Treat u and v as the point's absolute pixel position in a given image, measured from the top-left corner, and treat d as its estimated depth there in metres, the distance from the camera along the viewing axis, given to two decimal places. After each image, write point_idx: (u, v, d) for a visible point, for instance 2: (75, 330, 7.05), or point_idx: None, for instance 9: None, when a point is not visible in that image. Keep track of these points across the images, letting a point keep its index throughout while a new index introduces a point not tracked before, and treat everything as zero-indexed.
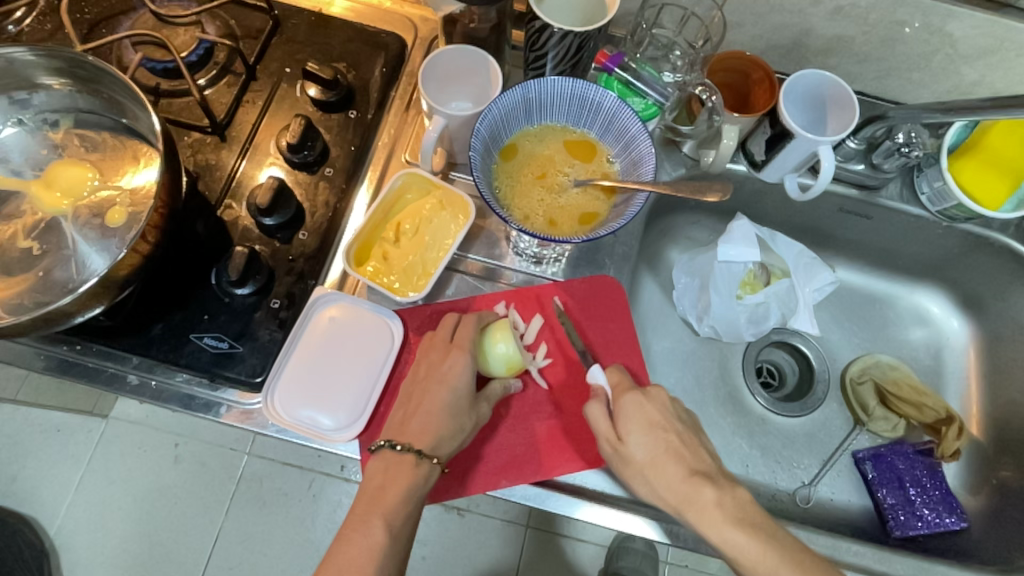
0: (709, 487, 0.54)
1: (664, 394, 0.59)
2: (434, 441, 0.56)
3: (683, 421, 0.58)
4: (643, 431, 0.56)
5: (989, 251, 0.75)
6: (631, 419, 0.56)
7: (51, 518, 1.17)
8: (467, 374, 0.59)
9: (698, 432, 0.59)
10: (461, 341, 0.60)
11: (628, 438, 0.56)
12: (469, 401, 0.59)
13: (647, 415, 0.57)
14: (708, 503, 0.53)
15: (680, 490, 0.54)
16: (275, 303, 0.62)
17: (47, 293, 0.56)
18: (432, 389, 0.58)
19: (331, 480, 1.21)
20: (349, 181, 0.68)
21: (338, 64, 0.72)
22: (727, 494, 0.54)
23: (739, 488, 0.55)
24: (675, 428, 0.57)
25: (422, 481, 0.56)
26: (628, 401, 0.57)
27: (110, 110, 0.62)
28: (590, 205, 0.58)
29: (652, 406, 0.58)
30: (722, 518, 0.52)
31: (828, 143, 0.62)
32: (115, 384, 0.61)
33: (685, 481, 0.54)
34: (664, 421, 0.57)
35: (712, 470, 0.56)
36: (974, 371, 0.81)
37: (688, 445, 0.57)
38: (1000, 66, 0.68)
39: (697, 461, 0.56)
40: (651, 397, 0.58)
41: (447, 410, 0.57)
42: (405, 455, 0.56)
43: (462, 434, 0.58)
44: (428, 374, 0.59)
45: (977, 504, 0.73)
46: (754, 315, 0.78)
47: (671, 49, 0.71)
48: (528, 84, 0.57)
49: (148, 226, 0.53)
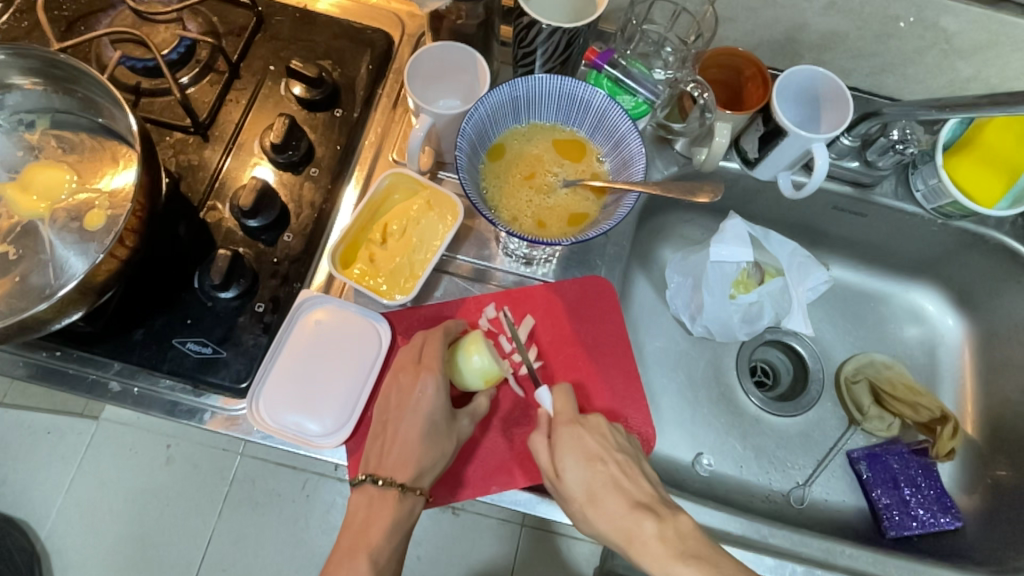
0: (649, 520, 0.54)
1: (603, 421, 0.59)
2: (414, 472, 0.56)
3: (624, 450, 0.58)
4: (580, 466, 0.55)
5: (984, 248, 0.74)
6: (568, 454, 0.56)
7: (41, 521, 1.16)
8: (440, 400, 0.58)
9: (640, 458, 0.59)
10: (434, 363, 0.58)
11: (565, 472, 0.55)
12: (447, 422, 0.58)
13: (585, 447, 0.56)
14: (649, 537, 0.54)
15: (621, 523, 0.55)
16: (260, 307, 0.61)
17: (24, 298, 0.55)
18: (404, 419, 0.57)
19: (324, 481, 1.20)
20: (334, 181, 0.66)
21: (323, 62, 0.70)
22: (670, 527, 0.54)
23: (682, 518, 0.55)
24: (614, 458, 0.56)
25: (405, 511, 0.57)
26: (566, 434, 0.56)
27: (88, 111, 0.60)
28: (578, 205, 0.57)
29: (590, 437, 0.57)
30: (664, 555, 0.52)
31: (821, 141, 0.61)
32: (97, 391, 0.60)
33: (627, 514, 0.55)
34: (604, 451, 0.57)
35: (652, 500, 0.56)
36: (969, 369, 0.80)
37: (627, 476, 0.57)
38: (996, 61, 0.67)
39: (637, 492, 0.56)
40: (589, 425, 0.58)
41: (424, 440, 0.56)
42: (388, 489, 0.56)
43: (443, 461, 0.57)
44: (400, 401, 0.58)
45: (972, 503, 0.73)
46: (747, 315, 0.77)
47: (662, 44, 0.69)
48: (515, 82, 0.56)
49: (125, 230, 0.51)
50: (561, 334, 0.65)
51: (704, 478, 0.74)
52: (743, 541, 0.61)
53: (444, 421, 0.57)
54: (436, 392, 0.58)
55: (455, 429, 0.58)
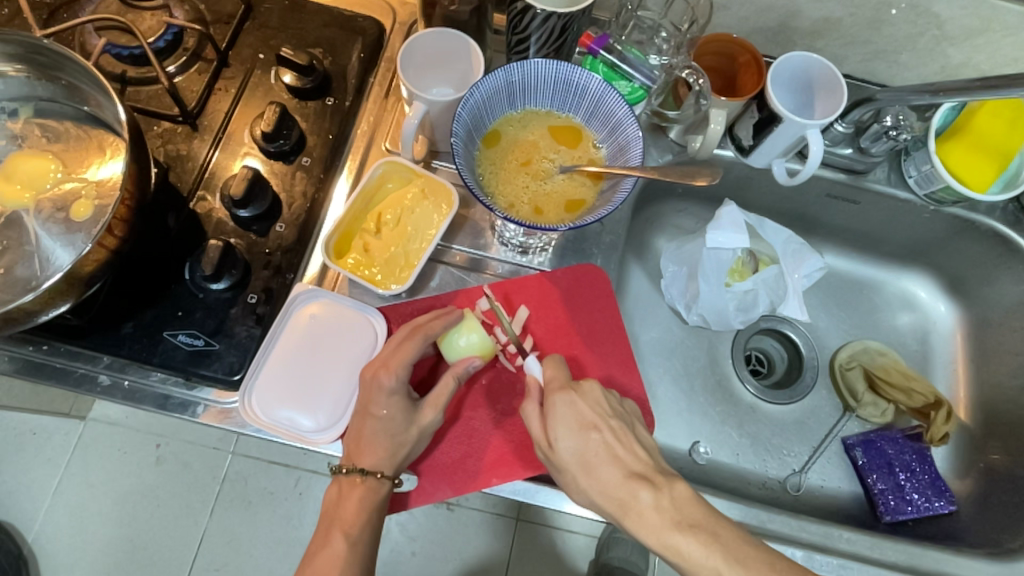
0: (645, 491, 0.53)
1: (598, 389, 0.58)
2: (374, 463, 0.55)
3: (617, 416, 0.57)
4: (574, 433, 0.55)
5: (975, 235, 0.74)
6: (562, 420, 0.55)
7: (28, 523, 1.13)
8: (395, 397, 0.55)
9: (633, 425, 0.58)
10: (394, 361, 0.56)
11: (559, 439, 0.55)
12: (405, 417, 0.56)
13: (580, 414, 0.55)
14: (644, 508, 0.52)
15: (616, 494, 0.54)
16: (252, 298, 0.60)
17: (8, 291, 0.53)
18: (367, 418, 0.55)
19: (317, 478, 1.18)
20: (327, 170, 0.65)
21: (313, 50, 0.69)
22: (665, 496, 0.53)
23: (678, 486, 0.54)
24: (608, 425, 0.56)
25: (375, 495, 0.56)
26: (560, 401, 0.56)
27: (73, 99, 0.59)
28: (575, 191, 0.57)
29: (584, 404, 0.56)
30: (661, 525, 0.51)
31: (816, 127, 0.61)
32: (86, 386, 0.59)
33: (622, 484, 0.54)
34: (598, 419, 0.56)
35: (647, 469, 0.55)
36: (962, 354, 0.81)
37: (623, 444, 0.55)
38: (986, 48, 0.67)
39: (633, 461, 0.55)
40: (583, 394, 0.57)
41: (381, 436, 0.55)
42: (352, 476, 0.56)
43: (402, 453, 0.56)
44: (363, 399, 0.56)
45: (965, 487, 0.73)
46: (743, 303, 0.77)
47: (656, 30, 0.68)
48: (510, 67, 0.55)
49: (114, 218, 0.50)
50: (557, 322, 0.65)
51: (701, 466, 0.74)
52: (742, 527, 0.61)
53: (402, 420, 0.56)
54: (391, 391, 0.55)
55: (416, 422, 0.56)
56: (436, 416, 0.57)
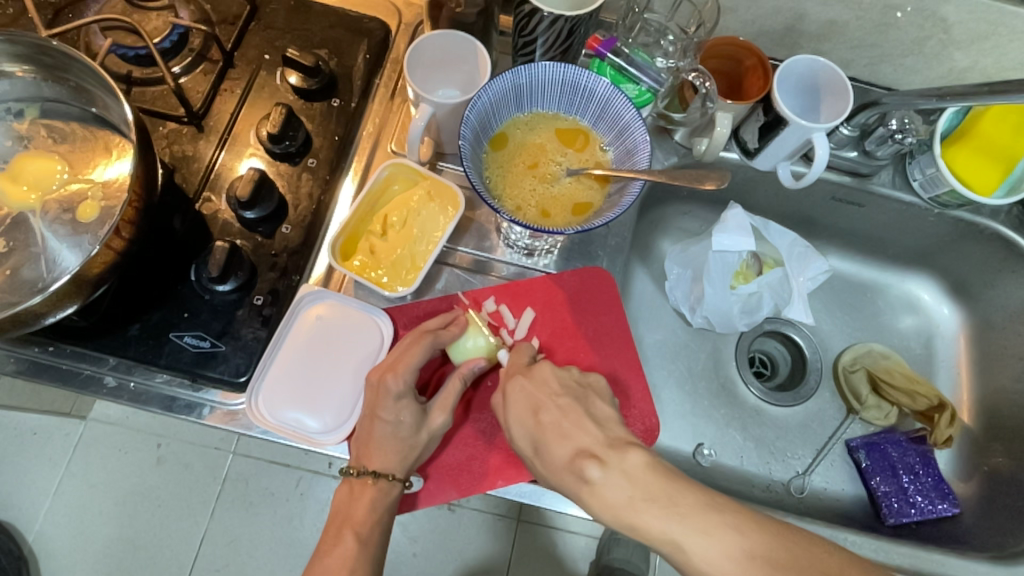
0: (592, 467, 0.52)
1: (551, 369, 0.59)
2: (385, 465, 0.55)
3: (568, 394, 0.57)
4: (525, 417, 0.56)
5: (979, 238, 0.74)
6: (514, 405, 0.56)
7: (29, 523, 1.13)
8: (404, 401, 0.55)
9: (587, 400, 0.57)
10: (401, 364, 0.56)
11: (511, 425, 0.56)
12: (415, 422, 0.56)
13: (530, 398, 0.57)
14: (597, 485, 0.51)
15: (567, 473, 0.53)
16: (259, 300, 0.60)
17: (15, 293, 0.53)
18: (375, 421, 0.55)
19: (318, 479, 1.18)
20: (332, 172, 0.65)
21: (319, 51, 0.69)
22: (615, 471, 0.51)
23: (629, 457, 0.52)
24: (556, 404, 0.56)
25: (386, 497, 0.56)
26: (511, 387, 0.57)
27: (80, 100, 0.59)
28: (582, 194, 0.57)
29: (534, 387, 0.57)
30: (617, 501, 0.50)
31: (822, 130, 0.61)
32: (91, 387, 0.59)
33: (570, 462, 0.53)
34: (547, 400, 0.56)
35: (597, 443, 0.54)
36: (964, 358, 0.81)
37: (570, 421, 0.55)
38: (993, 51, 0.67)
39: (583, 437, 0.54)
40: (535, 377, 0.58)
41: (390, 440, 0.55)
42: (363, 478, 0.56)
43: (413, 456, 0.56)
44: (370, 403, 0.56)
45: (969, 490, 0.73)
46: (747, 305, 0.77)
47: (663, 33, 0.68)
48: (518, 69, 0.55)
49: (121, 220, 0.50)
50: (562, 325, 0.65)
51: (705, 468, 0.74)
52: None
53: (411, 423, 0.55)
54: (399, 395, 0.55)
55: (425, 425, 0.56)
56: (445, 419, 0.57)
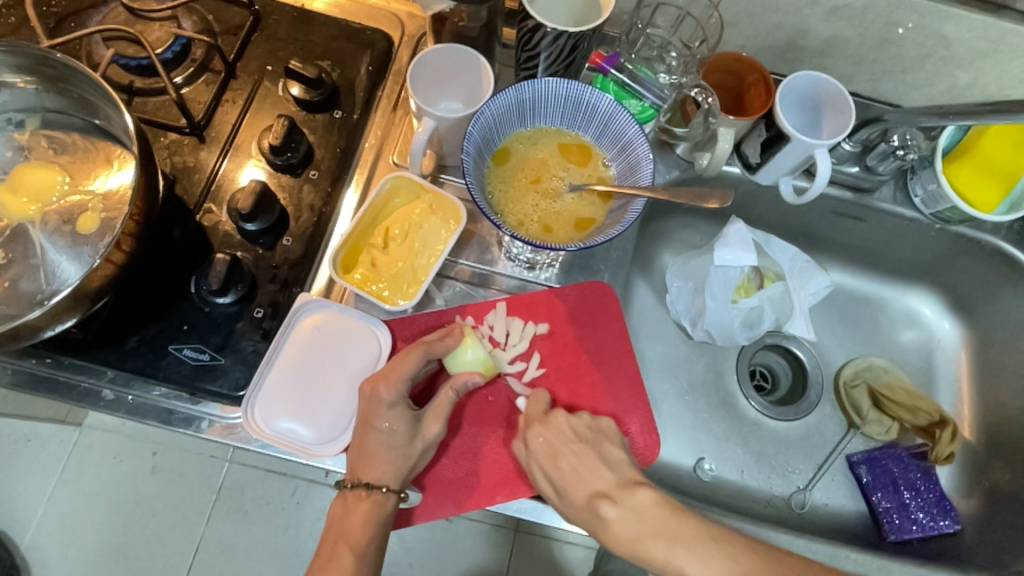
0: (607, 506, 0.56)
1: (565, 416, 0.59)
2: (379, 476, 0.55)
3: (583, 438, 0.58)
4: (545, 464, 0.56)
5: (980, 253, 0.75)
6: (533, 454, 0.57)
7: (22, 532, 1.12)
8: (397, 410, 0.55)
9: (599, 444, 0.58)
10: (394, 374, 0.56)
11: (531, 471, 0.57)
12: (409, 433, 0.55)
13: (548, 445, 0.57)
14: (610, 523, 0.55)
15: (584, 512, 0.56)
16: (259, 312, 0.59)
17: (13, 305, 0.53)
18: (370, 431, 0.55)
19: (315, 488, 1.17)
20: (334, 184, 0.65)
21: (321, 63, 0.69)
22: (627, 509, 0.55)
23: (639, 495, 0.56)
24: (571, 450, 0.57)
25: (381, 510, 0.55)
26: (530, 437, 0.57)
27: (82, 111, 0.58)
28: (584, 210, 0.57)
29: (550, 434, 0.58)
30: (626, 536, 0.55)
31: (824, 146, 0.61)
32: (89, 400, 0.58)
33: (586, 503, 0.56)
34: (563, 446, 0.57)
35: (611, 484, 0.57)
36: (965, 372, 0.81)
37: (586, 466, 0.57)
38: (994, 69, 0.67)
39: (598, 480, 0.57)
40: (552, 425, 0.58)
41: (385, 450, 0.54)
42: (357, 490, 0.55)
43: (408, 467, 0.56)
44: (364, 413, 0.55)
45: (970, 506, 0.73)
46: (748, 319, 0.77)
47: (666, 48, 0.68)
48: (521, 85, 0.55)
49: (122, 234, 0.50)
50: (565, 340, 0.65)
51: (705, 483, 0.73)
52: None
53: (406, 432, 0.55)
54: (392, 403, 0.55)
55: (420, 436, 0.56)
56: (439, 429, 0.56)
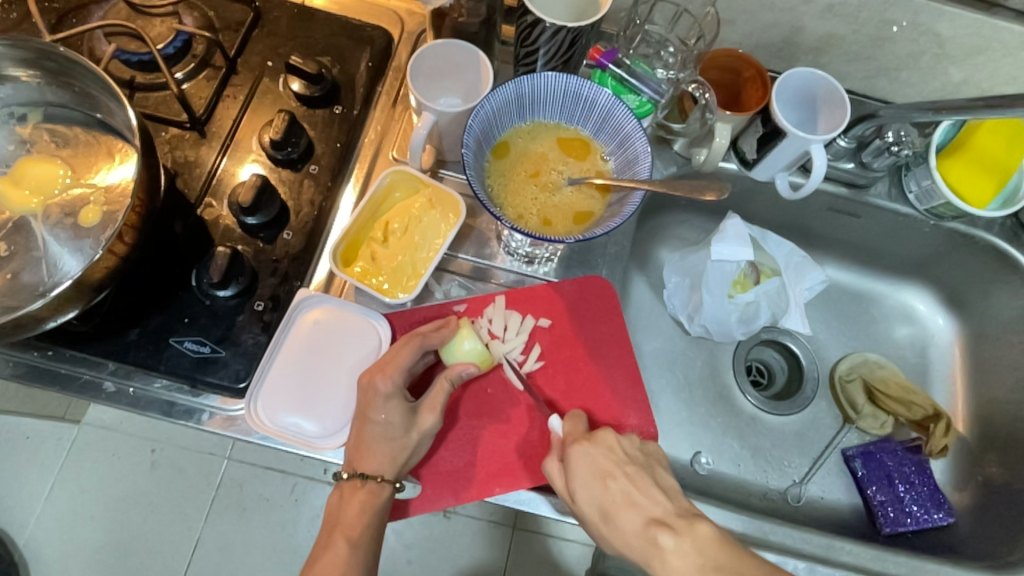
0: (665, 536, 0.54)
1: (613, 436, 0.58)
2: (376, 467, 0.55)
3: (633, 461, 0.58)
4: (594, 484, 0.55)
5: (973, 249, 0.75)
6: (580, 471, 0.55)
7: (20, 529, 1.12)
8: (392, 401, 0.55)
9: (652, 470, 0.59)
10: (391, 366, 0.56)
11: (576, 490, 0.56)
12: (404, 423, 0.56)
13: (596, 464, 0.56)
14: (667, 553, 0.53)
15: (638, 540, 0.55)
16: (259, 305, 0.60)
17: (15, 296, 0.53)
18: (366, 423, 0.55)
19: (313, 485, 1.18)
20: (334, 179, 0.66)
21: (322, 59, 0.69)
22: (686, 540, 0.53)
23: (698, 526, 0.54)
24: (624, 472, 0.57)
25: (377, 499, 0.56)
26: (576, 452, 0.56)
27: (84, 105, 0.59)
28: (583, 203, 0.57)
29: (599, 453, 0.57)
30: (687, 571, 0.52)
31: (819, 142, 0.62)
32: (90, 392, 0.59)
33: (642, 531, 0.55)
34: (614, 467, 0.57)
35: (666, 512, 0.56)
36: (959, 367, 0.82)
37: (639, 489, 0.56)
38: (986, 66, 0.68)
39: (651, 506, 0.56)
40: (599, 442, 0.57)
41: (380, 441, 0.55)
42: (353, 481, 0.56)
43: (403, 457, 0.56)
44: (361, 405, 0.56)
45: (963, 499, 0.74)
46: (744, 314, 0.77)
47: (663, 45, 0.69)
48: (521, 79, 0.56)
49: (124, 226, 0.50)
50: (563, 333, 0.65)
51: (702, 476, 0.74)
52: (745, 539, 0.62)
53: (401, 424, 0.55)
54: (388, 395, 0.55)
55: (415, 427, 0.56)
56: (434, 420, 0.57)
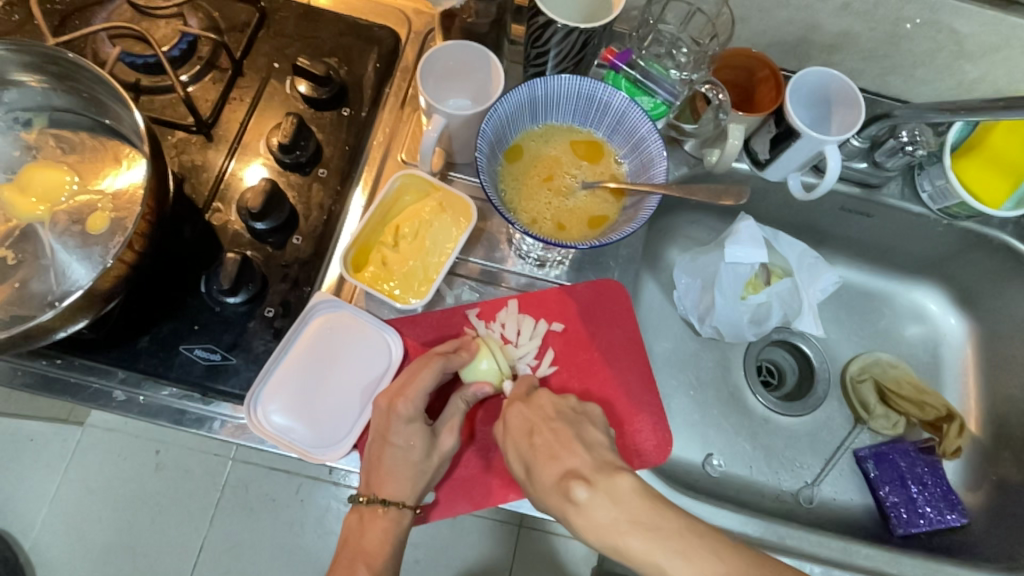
0: (579, 488, 0.50)
1: (548, 395, 0.58)
2: (396, 493, 0.54)
3: (561, 416, 0.56)
4: (519, 440, 0.55)
5: (987, 248, 0.75)
6: (508, 428, 0.56)
7: (26, 531, 1.13)
8: (414, 425, 0.55)
9: (580, 425, 0.56)
10: (410, 389, 0.55)
11: (506, 448, 0.55)
12: (425, 448, 0.55)
13: (524, 421, 0.56)
14: (583, 507, 0.49)
15: (553, 494, 0.51)
16: (270, 311, 0.59)
17: (25, 305, 0.53)
18: (386, 446, 0.54)
19: (319, 485, 1.17)
20: (343, 182, 0.65)
21: (329, 59, 0.68)
22: (602, 492, 0.49)
23: (617, 480, 0.50)
24: (550, 427, 0.55)
25: (398, 526, 0.55)
26: (508, 412, 0.57)
27: (90, 110, 0.58)
28: (597, 207, 0.56)
29: (531, 412, 0.56)
30: (605, 524, 0.48)
31: (834, 142, 0.61)
32: (100, 401, 0.58)
33: (556, 484, 0.52)
34: (541, 423, 0.55)
35: (585, 465, 0.52)
36: (972, 366, 0.81)
37: (561, 442, 0.54)
38: (1003, 64, 0.67)
39: (571, 459, 0.53)
40: (533, 403, 0.57)
41: (402, 466, 0.54)
42: (374, 506, 0.55)
43: (425, 480, 0.55)
44: (380, 428, 0.55)
45: (977, 500, 0.74)
46: (756, 315, 0.76)
47: (675, 45, 0.67)
48: (534, 82, 0.55)
49: (134, 234, 0.50)
50: (578, 337, 0.65)
51: (714, 479, 0.74)
52: (760, 543, 0.62)
53: (422, 447, 0.55)
54: (409, 418, 0.55)
55: (436, 450, 0.56)
56: (454, 442, 0.56)
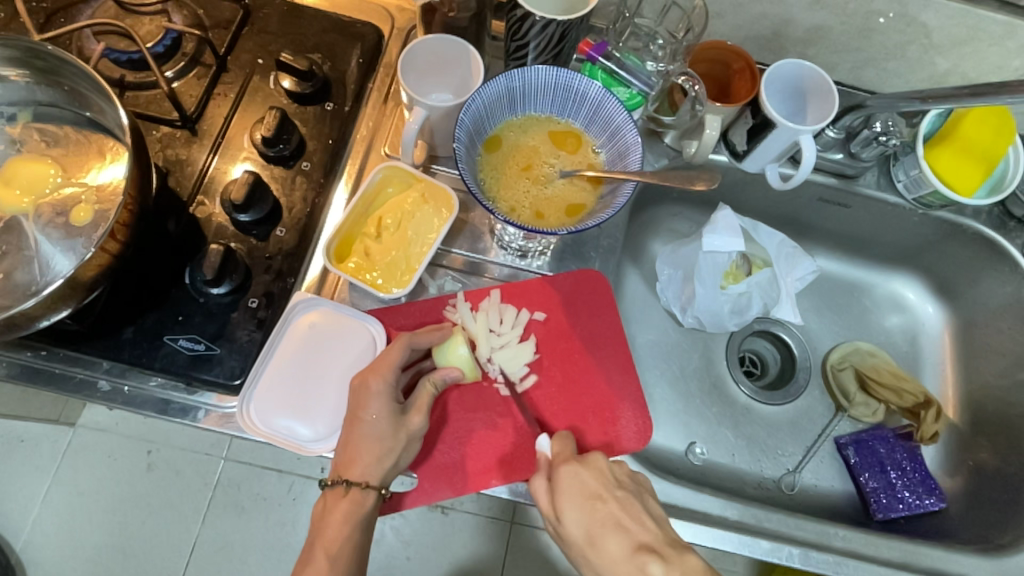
0: (654, 563, 0.51)
1: (604, 458, 0.58)
2: (362, 472, 0.55)
3: (624, 487, 0.56)
4: (580, 504, 0.55)
5: (962, 238, 0.76)
6: (565, 490, 0.55)
7: (16, 534, 1.12)
8: (383, 399, 0.55)
9: (643, 497, 0.57)
10: (380, 365, 0.56)
11: (563, 511, 0.55)
12: (393, 425, 0.56)
13: (583, 484, 0.55)
14: None
15: (625, 565, 0.52)
16: (253, 302, 0.60)
17: (8, 296, 0.53)
18: (356, 423, 0.55)
19: (310, 483, 1.17)
20: (327, 176, 0.66)
21: (312, 55, 0.69)
22: (676, 567, 0.51)
23: (687, 557, 0.52)
24: (614, 496, 0.55)
25: (360, 507, 0.56)
26: (564, 473, 0.56)
27: (74, 104, 0.59)
28: (575, 195, 0.58)
29: (589, 474, 0.56)
30: None
31: (808, 133, 0.62)
32: (84, 392, 0.58)
33: (629, 558, 0.52)
34: (602, 490, 0.55)
35: (654, 538, 0.53)
36: (949, 354, 0.83)
37: (629, 514, 0.54)
38: (972, 56, 0.69)
39: (640, 530, 0.54)
40: (589, 465, 0.57)
41: (367, 443, 0.55)
42: (337, 488, 0.56)
43: (388, 459, 0.56)
44: (352, 406, 0.56)
45: (956, 485, 0.75)
46: (737, 306, 0.77)
47: (652, 37, 0.69)
48: (511, 73, 0.56)
49: (116, 223, 0.50)
50: (559, 326, 0.66)
51: (697, 467, 0.75)
52: (741, 527, 0.63)
53: (389, 422, 0.55)
54: (379, 395, 0.55)
55: (404, 427, 0.56)
56: (422, 420, 0.57)
